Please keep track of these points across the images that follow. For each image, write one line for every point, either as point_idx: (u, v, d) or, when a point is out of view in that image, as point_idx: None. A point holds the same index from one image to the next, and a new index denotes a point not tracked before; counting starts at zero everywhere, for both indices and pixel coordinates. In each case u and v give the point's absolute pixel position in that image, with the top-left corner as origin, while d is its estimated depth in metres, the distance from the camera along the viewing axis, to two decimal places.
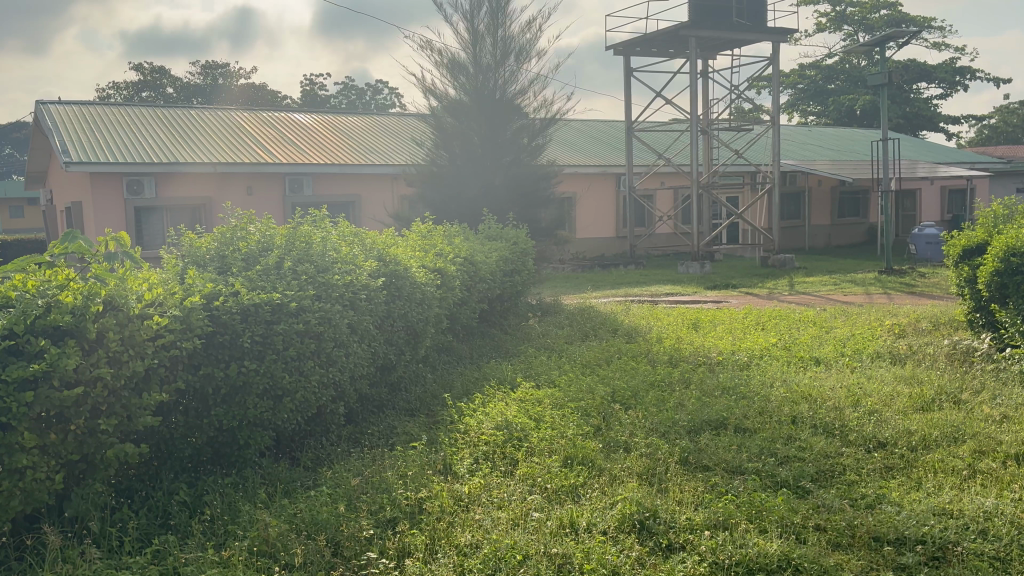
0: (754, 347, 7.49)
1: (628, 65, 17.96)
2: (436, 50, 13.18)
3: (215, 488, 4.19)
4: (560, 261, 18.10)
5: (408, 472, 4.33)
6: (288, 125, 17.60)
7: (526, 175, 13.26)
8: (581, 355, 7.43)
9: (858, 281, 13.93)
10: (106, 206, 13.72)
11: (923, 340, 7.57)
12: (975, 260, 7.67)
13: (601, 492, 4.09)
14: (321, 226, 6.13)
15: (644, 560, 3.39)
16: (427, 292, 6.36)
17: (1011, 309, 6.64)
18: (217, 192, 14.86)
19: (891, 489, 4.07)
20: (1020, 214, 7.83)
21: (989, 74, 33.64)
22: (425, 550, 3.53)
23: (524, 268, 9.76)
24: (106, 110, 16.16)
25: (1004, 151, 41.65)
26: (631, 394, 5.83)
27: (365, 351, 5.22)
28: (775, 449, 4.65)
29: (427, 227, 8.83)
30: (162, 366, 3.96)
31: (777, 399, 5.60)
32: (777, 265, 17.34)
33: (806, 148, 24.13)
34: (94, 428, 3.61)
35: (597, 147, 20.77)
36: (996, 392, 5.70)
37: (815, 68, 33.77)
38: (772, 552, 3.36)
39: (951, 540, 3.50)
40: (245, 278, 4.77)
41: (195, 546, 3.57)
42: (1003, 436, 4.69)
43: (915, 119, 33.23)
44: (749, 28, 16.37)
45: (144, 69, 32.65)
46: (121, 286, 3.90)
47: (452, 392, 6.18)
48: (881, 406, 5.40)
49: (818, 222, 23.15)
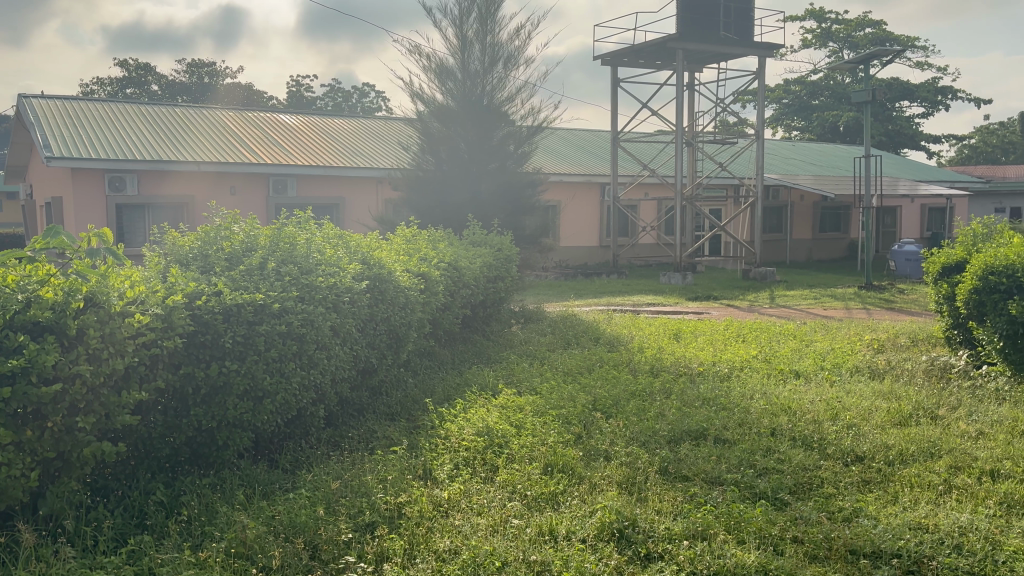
0: (734, 359, 7.53)
1: (615, 76, 17.99)
2: (424, 55, 13.20)
3: (192, 489, 4.17)
4: (542, 270, 18.15)
5: (387, 476, 4.31)
6: (274, 126, 17.53)
7: (512, 182, 13.28)
8: (563, 363, 7.43)
9: (839, 296, 14.05)
10: (88, 202, 13.63)
11: (901, 356, 7.65)
12: (954, 277, 7.72)
13: (581, 500, 4.09)
14: (306, 227, 6.11)
15: (623, 569, 3.40)
16: (411, 297, 6.34)
17: (988, 328, 6.74)
18: (201, 192, 14.83)
19: (868, 503, 4.09)
20: (997, 233, 7.95)
21: (972, 94, 34.01)
22: (404, 555, 3.52)
23: (507, 275, 9.77)
24: (91, 105, 16.08)
25: (984, 170, 42.11)
26: (612, 403, 5.85)
27: (347, 354, 5.19)
28: (754, 460, 4.67)
29: (412, 230, 8.81)
30: (142, 364, 3.93)
31: (757, 411, 5.64)
32: (757, 278, 17.48)
33: (790, 162, 24.33)
34: (71, 426, 3.58)
35: (582, 156, 20.82)
36: (971, 408, 5.76)
37: (800, 83, 34.22)
38: (749, 563, 3.38)
39: (927, 554, 3.52)
40: (228, 279, 4.73)
41: (171, 547, 3.54)
42: (978, 453, 4.74)
43: (897, 137, 33.61)
44: (736, 42, 16.49)
45: (129, 66, 32.51)
46: (102, 283, 3.82)
47: (433, 397, 6.17)
48: (860, 421, 5.44)
49: (800, 237, 23.35)
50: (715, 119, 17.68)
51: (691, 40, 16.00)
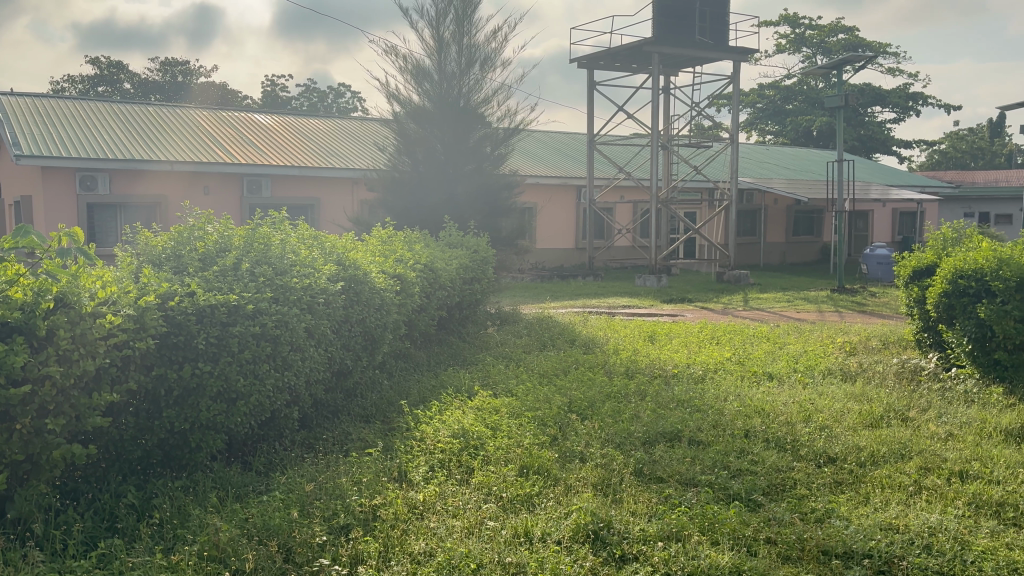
0: (709, 361, 7.58)
1: (591, 79, 18.04)
2: (400, 56, 13.17)
3: (164, 492, 4.12)
4: (518, 272, 18.16)
5: (362, 478, 4.29)
6: (249, 126, 17.39)
7: (488, 184, 13.27)
8: (539, 364, 7.44)
9: (811, 299, 14.19)
10: (58, 201, 13.44)
11: (872, 358, 7.73)
12: (924, 280, 7.81)
13: (556, 502, 4.10)
14: (281, 228, 6.06)
15: (598, 570, 3.41)
16: (386, 298, 6.32)
17: (957, 331, 6.86)
18: (175, 191, 14.68)
19: (840, 504, 4.14)
20: (966, 238, 8.07)
21: (942, 101, 34.51)
22: (379, 558, 3.50)
23: (483, 277, 9.76)
24: (62, 103, 15.87)
25: (954, 175, 42.70)
26: (587, 405, 5.87)
27: (321, 356, 5.16)
28: (728, 462, 4.70)
29: (388, 231, 8.77)
30: (113, 365, 3.89)
31: (731, 413, 5.68)
32: (732, 281, 17.57)
33: (764, 166, 24.53)
34: (41, 428, 3.53)
35: (558, 158, 20.86)
36: (941, 410, 5.84)
37: (774, 88, 34.51)
38: (722, 564, 3.40)
39: (897, 554, 3.56)
40: (200, 280, 4.68)
41: (142, 550, 3.50)
42: (947, 454, 4.81)
43: (869, 142, 34.02)
44: (711, 46, 16.61)
45: (101, 64, 32.12)
46: (73, 284, 3.79)
47: (408, 399, 6.15)
48: (832, 423, 5.49)
49: (773, 240, 23.55)
50: (690, 122, 17.79)
51: (666, 44, 16.10)
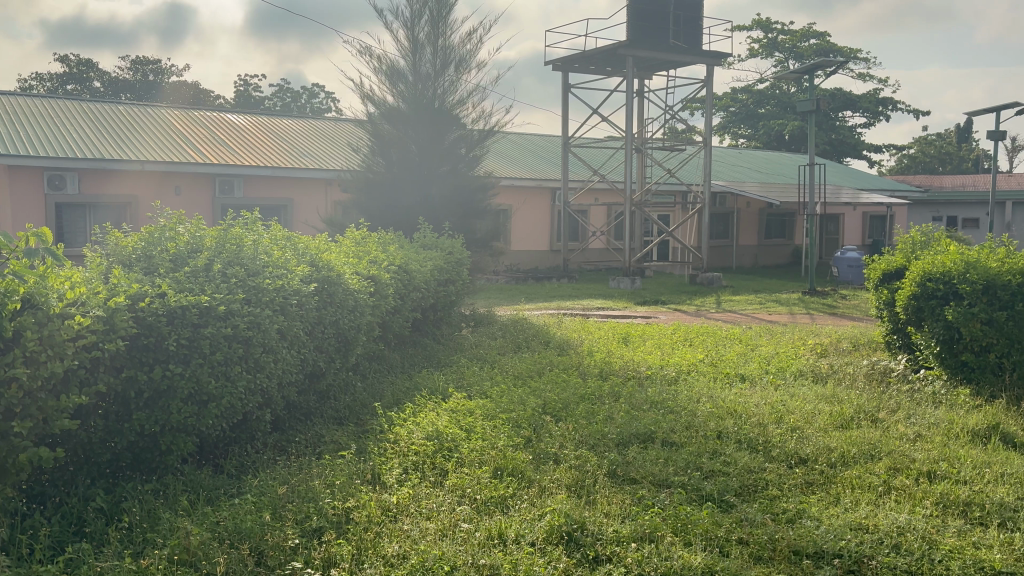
0: (682, 363, 7.63)
1: (566, 81, 18.09)
2: (375, 56, 13.12)
3: (134, 495, 4.07)
4: (493, 273, 18.14)
5: (336, 481, 4.27)
6: (221, 125, 17.23)
7: (462, 186, 13.25)
8: (513, 366, 7.45)
9: (783, 301, 14.32)
10: (26, 201, 13.24)
11: (843, 360, 7.82)
12: (893, 283, 7.90)
13: (530, 503, 4.10)
14: (253, 229, 6.01)
15: (571, 570, 3.42)
16: (360, 300, 6.29)
17: (926, 333, 6.94)
18: (145, 191, 14.52)
19: (811, 504, 4.18)
20: (934, 241, 8.17)
21: (910, 106, 35.00)
22: (352, 560, 3.48)
23: (458, 278, 9.75)
24: (30, 101, 15.63)
25: (922, 179, 43.30)
26: (562, 406, 5.88)
27: (294, 358, 5.12)
28: (701, 463, 4.73)
29: (362, 233, 8.74)
30: (82, 367, 3.84)
31: (704, 414, 5.72)
32: (704, 283, 17.67)
33: (737, 169, 24.73)
34: (7, 431, 3.46)
35: (533, 160, 20.89)
36: (910, 411, 5.92)
37: (746, 92, 34.80)
38: (695, 565, 3.42)
39: (867, 554, 3.60)
40: (171, 281, 4.63)
41: (111, 555, 3.46)
42: (916, 455, 4.87)
43: (839, 146, 34.42)
44: (684, 50, 16.72)
45: (70, 61, 31.67)
46: (41, 284, 3.74)
47: (382, 401, 6.13)
48: (803, 424, 5.54)
49: (745, 243, 23.74)
50: (663, 125, 17.89)
51: (641, 47, 16.18)
